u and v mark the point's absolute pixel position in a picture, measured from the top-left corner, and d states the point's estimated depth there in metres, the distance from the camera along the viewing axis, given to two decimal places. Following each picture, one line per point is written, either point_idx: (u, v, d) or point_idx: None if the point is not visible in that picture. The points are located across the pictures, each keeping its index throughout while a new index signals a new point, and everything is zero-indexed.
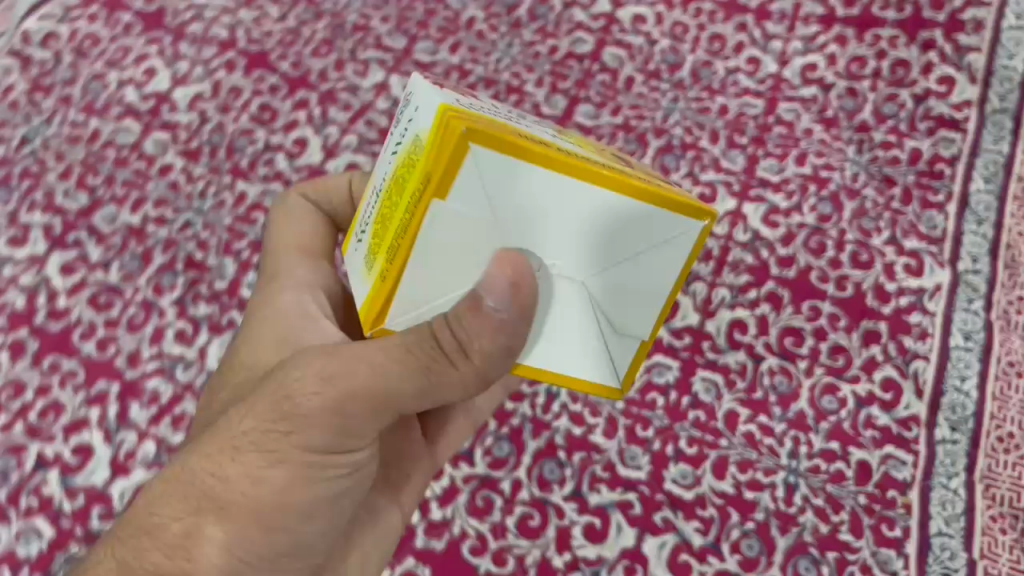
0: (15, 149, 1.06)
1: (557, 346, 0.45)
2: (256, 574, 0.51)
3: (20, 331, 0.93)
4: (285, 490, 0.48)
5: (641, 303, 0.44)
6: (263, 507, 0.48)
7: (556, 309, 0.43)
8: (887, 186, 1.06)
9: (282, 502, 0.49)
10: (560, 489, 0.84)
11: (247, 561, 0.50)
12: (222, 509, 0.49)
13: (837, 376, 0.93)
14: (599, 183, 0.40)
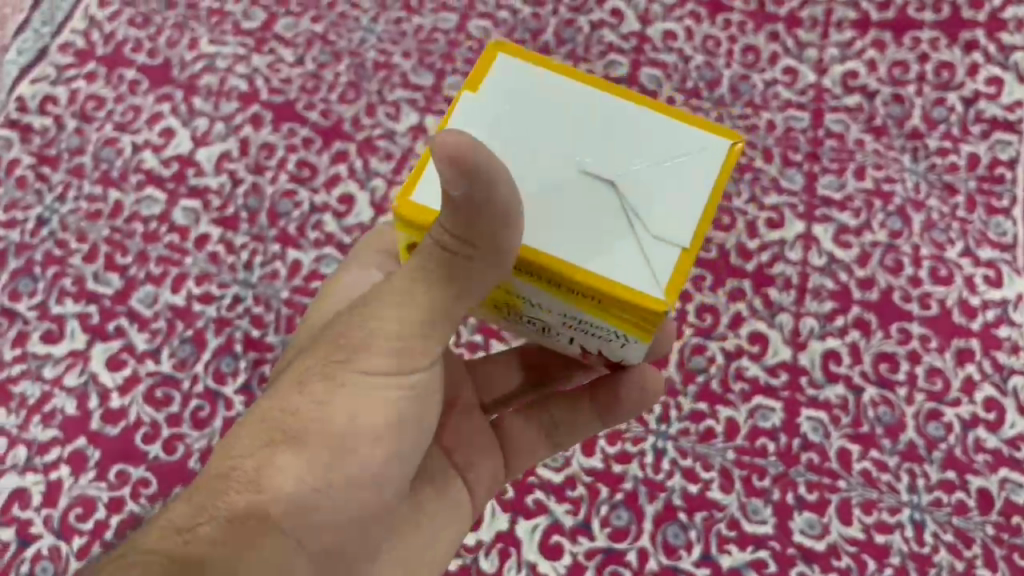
0: (33, 233, 0.96)
1: (591, 246, 0.44)
2: (334, 506, 0.50)
3: (77, 441, 0.86)
4: (352, 416, 0.49)
5: (674, 206, 0.45)
6: (335, 436, 0.49)
7: (579, 196, 0.45)
8: (949, 194, 1.03)
9: (352, 431, 0.49)
10: (689, 554, 0.82)
11: (322, 489, 0.49)
12: (297, 438, 0.49)
13: (939, 401, 0.90)
14: (601, 87, 0.48)
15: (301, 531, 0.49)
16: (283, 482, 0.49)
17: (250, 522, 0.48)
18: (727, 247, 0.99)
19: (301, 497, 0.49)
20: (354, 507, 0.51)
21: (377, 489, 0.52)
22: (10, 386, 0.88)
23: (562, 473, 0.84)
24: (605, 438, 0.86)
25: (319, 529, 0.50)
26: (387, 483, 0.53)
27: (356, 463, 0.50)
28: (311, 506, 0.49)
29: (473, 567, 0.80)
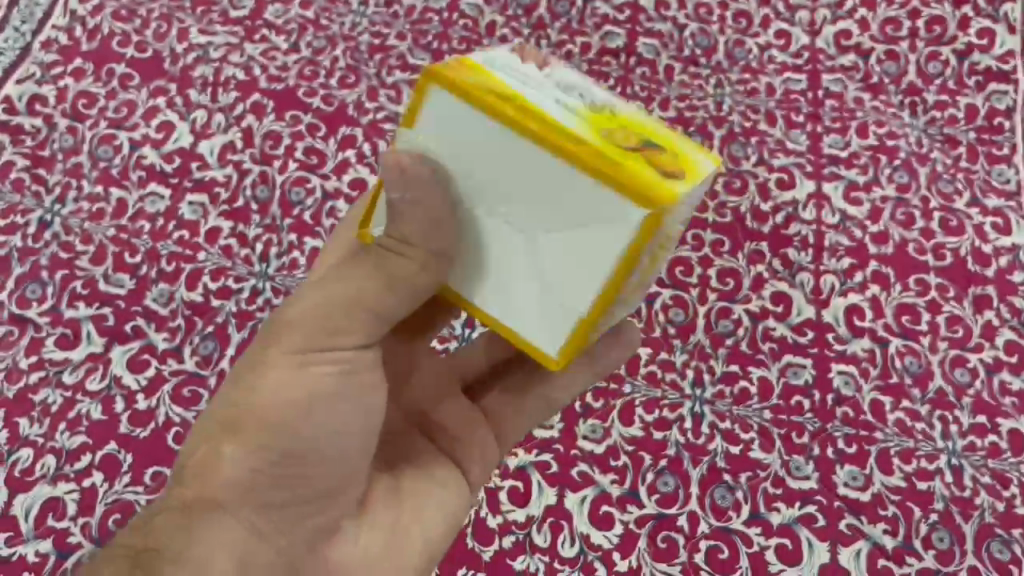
0: (36, 237, 0.93)
1: (503, 294, 0.46)
2: (285, 484, 0.48)
3: (107, 445, 0.84)
4: (281, 394, 0.48)
5: (582, 277, 0.43)
6: (264, 415, 0.47)
7: (496, 254, 0.45)
8: (950, 146, 1.04)
9: (284, 408, 0.47)
10: (738, 514, 0.82)
11: (266, 471, 0.47)
12: (233, 426, 0.48)
13: (962, 347, 0.91)
14: (534, 133, 0.41)
15: (248, 512, 0.47)
16: (223, 467, 0.47)
17: (192, 509, 0.46)
18: (741, 211, 0.99)
19: (238, 478, 0.47)
20: (300, 484, 0.48)
21: (325, 464, 0.49)
22: (30, 396, 0.86)
23: (603, 445, 0.85)
24: (642, 407, 0.87)
25: (266, 511, 0.47)
26: (334, 457, 0.49)
27: (295, 437, 0.48)
28: (254, 487, 0.47)
29: (527, 543, 0.81)
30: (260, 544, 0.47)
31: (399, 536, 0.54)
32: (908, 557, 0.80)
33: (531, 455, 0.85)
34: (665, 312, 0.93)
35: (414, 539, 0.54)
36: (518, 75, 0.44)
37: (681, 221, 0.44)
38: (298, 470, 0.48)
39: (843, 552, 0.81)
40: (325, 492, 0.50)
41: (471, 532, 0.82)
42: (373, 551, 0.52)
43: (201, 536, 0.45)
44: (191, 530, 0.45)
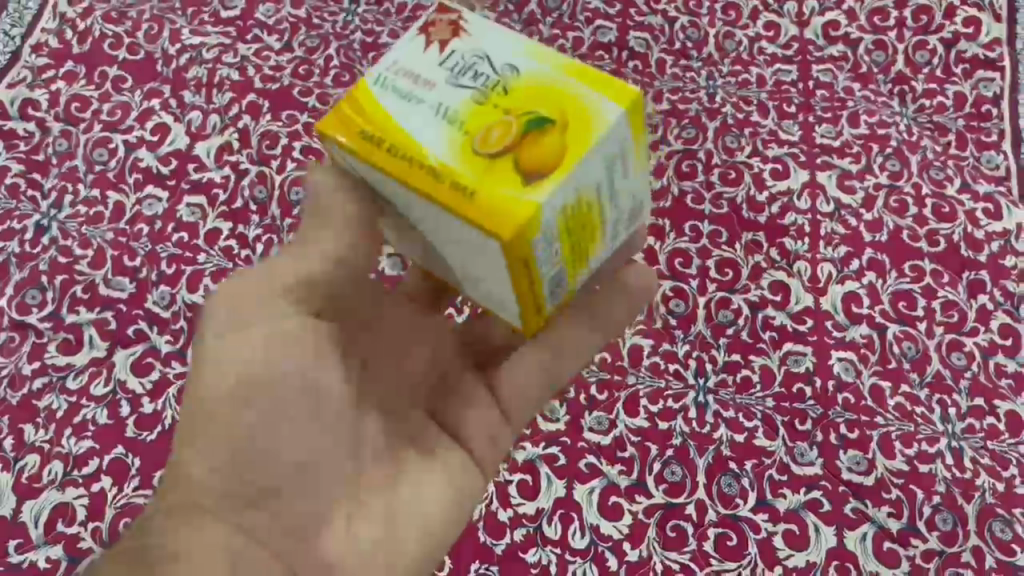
0: (33, 242, 0.94)
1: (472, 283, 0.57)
2: (259, 477, 0.54)
3: (114, 449, 0.84)
4: (227, 399, 0.55)
5: (496, 279, 0.52)
6: (220, 421, 0.55)
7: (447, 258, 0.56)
8: (940, 134, 1.04)
9: (237, 415, 0.55)
10: (745, 502, 0.84)
11: (238, 467, 0.54)
12: (203, 433, 0.55)
13: (958, 332, 0.92)
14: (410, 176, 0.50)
15: (228, 512, 0.54)
16: (191, 474, 0.54)
17: (175, 513, 0.53)
18: (737, 202, 0.99)
19: (205, 479, 0.54)
20: (265, 479, 0.54)
21: (285, 458, 0.54)
22: (35, 401, 0.87)
23: (610, 436, 0.87)
24: (647, 398, 0.89)
25: (243, 511, 0.54)
26: (292, 450, 0.55)
27: (248, 440, 0.54)
28: (225, 489, 0.54)
29: (538, 536, 0.83)
30: (242, 538, 0.53)
31: (392, 524, 0.57)
32: (913, 539, 0.82)
33: (539, 449, 0.87)
34: (665, 304, 0.94)
35: (408, 522, 0.57)
36: (418, 90, 0.52)
37: (591, 187, 0.50)
38: (257, 468, 0.54)
39: (850, 535, 0.82)
40: (296, 485, 0.55)
41: (483, 526, 0.84)
42: (368, 541, 0.56)
43: (190, 536, 0.52)
44: (178, 532, 0.52)
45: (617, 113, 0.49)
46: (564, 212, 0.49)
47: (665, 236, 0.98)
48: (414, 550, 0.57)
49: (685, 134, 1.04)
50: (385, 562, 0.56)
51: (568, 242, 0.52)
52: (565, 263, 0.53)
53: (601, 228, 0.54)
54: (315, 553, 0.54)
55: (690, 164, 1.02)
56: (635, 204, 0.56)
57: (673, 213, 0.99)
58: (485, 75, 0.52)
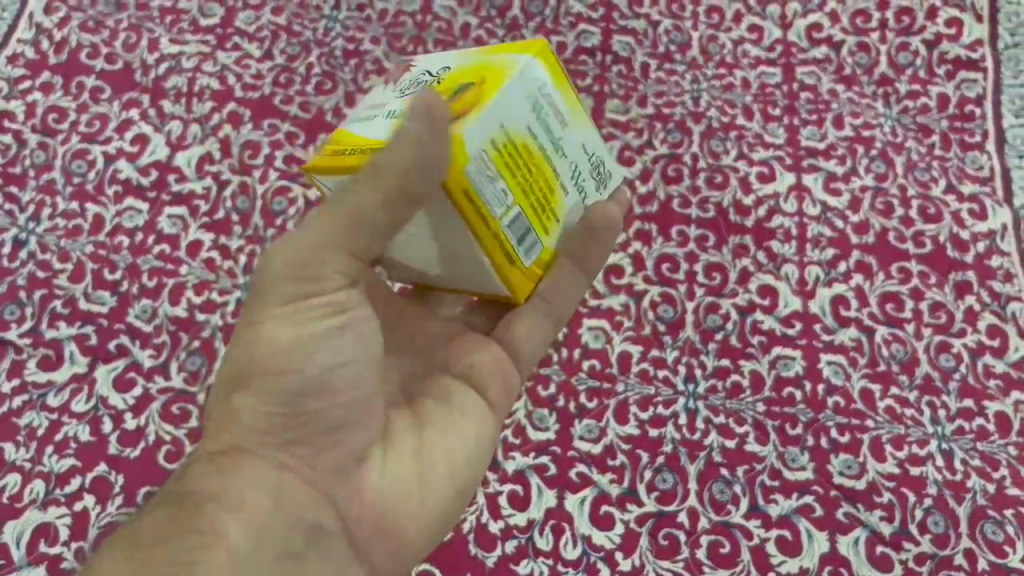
0: (11, 256, 0.93)
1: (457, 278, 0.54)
2: (302, 422, 0.49)
3: (97, 467, 0.83)
4: (266, 341, 0.49)
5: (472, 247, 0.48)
6: (261, 362, 0.49)
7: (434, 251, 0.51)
8: (923, 135, 1.03)
9: (281, 352, 0.49)
10: (737, 508, 0.84)
11: (280, 413, 0.49)
12: (240, 379, 0.50)
13: (946, 333, 0.92)
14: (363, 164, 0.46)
15: (272, 449, 0.50)
16: (235, 411, 0.50)
17: (222, 455, 0.49)
18: (724, 205, 0.99)
19: (246, 417, 0.50)
20: (313, 416, 0.49)
21: (331, 396, 0.50)
22: (14, 419, 0.85)
23: (600, 444, 0.86)
24: (636, 405, 0.88)
25: (289, 448, 0.50)
26: (340, 383, 0.50)
27: (291, 373, 0.49)
28: (269, 428, 0.49)
29: (530, 547, 0.82)
30: (289, 475, 0.50)
31: (430, 471, 0.53)
32: (905, 543, 0.82)
33: (529, 459, 0.86)
34: (653, 309, 0.93)
35: (443, 468, 0.54)
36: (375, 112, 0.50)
37: (519, 126, 0.47)
38: (301, 405, 0.49)
39: (842, 540, 0.82)
40: (344, 420, 0.50)
41: (473, 538, 0.83)
42: (406, 483, 0.53)
43: (237, 481, 0.49)
44: (226, 475, 0.49)
45: (523, 56, 0.48)
46: (494, 146, 0.46)
47: (653, 240, 0.97)
48: (446, 491, 0.54)
49: (671, 137, 1.02)
50: (422, 504, 0.53)
51: (515, 182, 0.47)
52: (522, 203, 0.48)
53: (552, 171, 0.50)
54: (358, 490, 0.51)
55: (676, 169, 1.01)
56: (592, 158, 0.53)
57: (660, 218, 0.98)
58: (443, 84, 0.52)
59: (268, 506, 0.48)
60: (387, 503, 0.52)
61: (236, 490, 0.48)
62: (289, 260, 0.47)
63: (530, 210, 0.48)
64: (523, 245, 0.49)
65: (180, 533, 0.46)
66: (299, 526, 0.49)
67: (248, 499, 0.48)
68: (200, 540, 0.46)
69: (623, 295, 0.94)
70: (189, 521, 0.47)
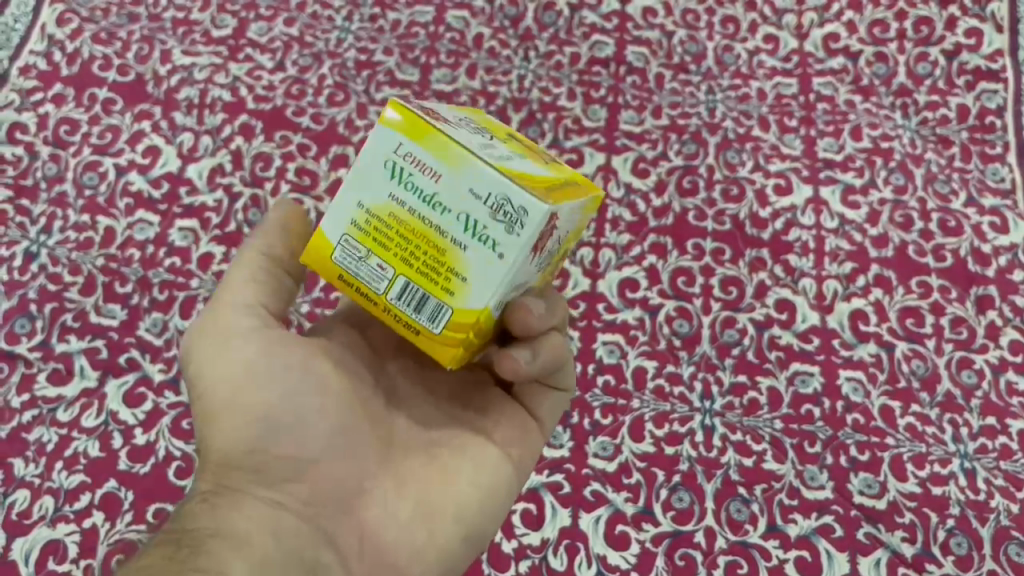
0: (22, 269, 0.92)
1: None
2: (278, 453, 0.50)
3: (107, 483, 0.82)
4: (227, 383, 0.51)
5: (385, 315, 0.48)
6: (230, 400, 0.50)
7: None
8: (943, 146, 1.01)
9: (254, 391, 0.50)
10: (755, 528, 0.82)
11: (253, 447, 0.50)
12: (218, 416, 0.51)
13: (967, 349, 0.90)
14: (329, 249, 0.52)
15: (262, 488, 0.49)
16: (219, 454, 0.50)
17: (211, 499, 0.48)
18: (740, 218, 0.97)
19: (229, 455, 0.50)
20: (294, 449, 0.50)
21: (311, 429, 0.50)
22: (24, 434, 0.85)
23: (615, 462, 0.85)
24: (652, 422, 0.87)
25: (279, 487, 0.49)
26: (317, 418, 0.51)
27: (268, 409, 0.50)
28: (252, 464, 0.50)
29: (543, 567, 0.81)
30: (282, 513, 0.49)
31: (425, 503, 0.52)
32: (928, 564, 0.81)
33: (543, 477, 0.84)
34: (669, 324, 0.91)
35: (443, 502, 0.52)
36: None
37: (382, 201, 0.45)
38: (282, 439, 0.50)
39: (863, 561, 0.81)
40: (324, 450, 0.50)
41: (487, 559, 0.81)
42: (403, 517, 0.51)
43: (230, 519, 0.47)
44: (219, 516, 0.47)
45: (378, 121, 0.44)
46: (355, 227, 0.46)
47: (667, 253, 0.95)
48: (451, 532, 0.52)
49: (686, 149, 1.01)
50: (425, 538, 0.51)
51: (390, 258, 0.45)
52: (405, 271, 0.45)
53: (444, 237, 0.44)
54: (355, 525, 0.50)
55: (691, 180, 0.99)
56: (490, 201, 0.43)
57: (675, 231, 0.96)
58: (494, 136, 0.49)
59: (268, 542, 0.47)
60: (384, 539, 0.50)
61: (230, 528, 0.46)
62: (205, 333, 0.52)
63: (422, 278, 0.45)
64: (416, 315, 0.46)
65: (186, 572, 0.42)
66: (301, 561, 0.47)
67: (248, 535, 0.46)
68: (204, 574, 0.42)
69: (638, 310, 0.92)
70: (188, 561, 0.43)
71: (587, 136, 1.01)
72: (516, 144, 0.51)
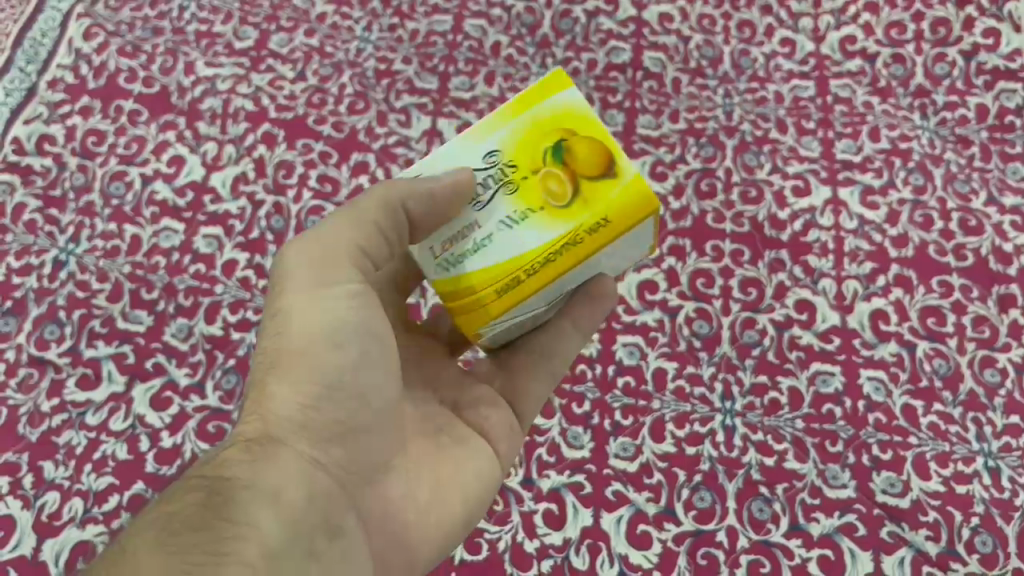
0: (51, 277, 0.94)
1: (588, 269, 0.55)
2: (328, 416, 0.52)
3: (134, 485, 0.84)
4: (306, 331, 0.52)
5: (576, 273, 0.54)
6: (299, 352, 0.52)
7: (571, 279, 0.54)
8: (963, 146, 1.00)
9: (322, 345, 0.52)
10: (777, 527, 0.83)
11: (308, 407, 0.52)
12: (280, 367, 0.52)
13: (990, 348, 0.90)
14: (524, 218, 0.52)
15: (304, 445, 0.52)
16: (274, 402, 0.52)
17: (254, 447, 0.50)
18: (759, 219, 0.97)
19: (284, 408, 0.52)
20: (348, 416, 0.53)
21: (366, 402, 0.53)
22: (53, 438, 0.87)
23: (636, 462, 0.86)
24: (673, 423, 0.87)
25: (318, 446, 0.52)
26: (373, 390, 0.54)
27: (332, 369, 0.52)
28: (303, 423, 0.52)
29: (566, 566, 0.82)
30: (316, 472, 0.51)
31: (438, 481, 0.58)
32: (953, 563, 0.81)
33: (564, 477, 0.85)
34: (688, 325, 0.92)
35: (455, 485, 0.58)
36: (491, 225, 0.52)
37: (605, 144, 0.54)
38: (342, 405, 0.53)
39: (887, 560, 0.81)
40: (370, 424, 0.54)
41: (509, 558, 0.82)
42: (419, 490, 0.57)
43: (269, 470, 0.49)
44: (258, 464, 0.49)
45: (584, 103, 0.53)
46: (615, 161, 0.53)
47: (686, 255, 0.95)
48: (455, 506, 0.58)
49: (703, 152, 1.01)
50: (433, 515, 0.57)
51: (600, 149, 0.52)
52: None
53: None
54: (376, 495, 0.55)
55: (709, 183, 0.99)
56: None
57: (694, 233, 0.97)
58: (503, 189, 0.52)
59: (299, 499, 0.49)
60: (399, 509, 0.56)
61: (268, 482, 0.49)
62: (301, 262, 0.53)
63: None
64: None
65: (214, 522, 0.45)
66: (324, 523, 0.51)
67: (279, 490, 0.49)
68: (236, 525, 0.45)
69: (657, 311, 0.92)
70: (222, 510, 0.46)
71: None
72: (539, 186, 0.52)
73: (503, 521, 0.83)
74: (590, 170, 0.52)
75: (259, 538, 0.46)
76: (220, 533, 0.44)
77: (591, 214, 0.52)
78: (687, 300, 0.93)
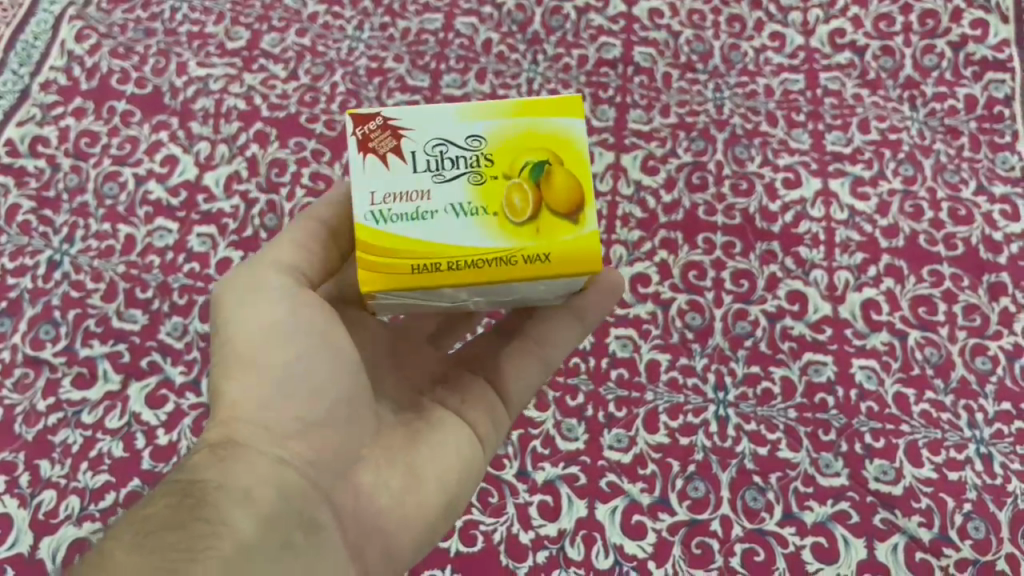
0: (46, 277, 0.94)
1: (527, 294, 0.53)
2: (287, 417, 0.53)
3: (131, 482, 0.85)
4: (247, 340, 0.53)
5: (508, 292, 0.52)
6: (247, 361, 0.53)
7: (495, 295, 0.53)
8: (953, 137, 1.01)
9: (262, 352, 0.53)
10: (771, 515, 0.83)
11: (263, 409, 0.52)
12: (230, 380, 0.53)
13: (981, 336, 0.90)
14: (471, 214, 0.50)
15: (266, 445, 0.52)
16: (230, 409, 0.52)
17: (218, 449, 0.51)
18: (750, 211, 0.98)
19: (241, 411, 0.52)
20: (307, 412, 0.53)
21: (324, 399, 0.54)
22: (49, 437, 0.87)
23: (630, 453, 0.86)
24: (666, 414, 0.88)
25: (282, 443, 0.52)
26: (327, 386, 0.54)
27: (276, 370, 0.53)
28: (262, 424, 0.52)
29: (561, 558, 0.82)
30: (286, 468, 0.51)
31: (414, 472, 0.57)
32: (946, 548, 0.82)
33: (559, 469, 0.85)
34: (681, 317, 0.92)
35: (432, 471, 0.58)
36: (424, 205, 0.50)
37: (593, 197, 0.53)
38: (299, 403, 0.53)
39: (880, 547, 0.82)
40: (333, 418, 0.54)
41: (505, 549, 0.82)
42: (396, 483, 0.56)
43: (238, 470, 0.49)
44: (224, 465, 0.50)
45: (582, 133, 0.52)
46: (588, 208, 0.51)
47: (678, 248, 0.96)
48: (434, 494, 0.57)
49: (694, 146, 1.01)
50: (413, 507, 0.56)
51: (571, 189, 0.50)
52: None
53: None
54: (351, 489, 0.54)
55: (700, 176, 1.00)
56: None
57: (686, 225, 0.97)
58: (469, 176, 0.51)
59: (270, 495, 0.49)
60: (378, 503, 0.55)
61: (236, 481, 0.49)
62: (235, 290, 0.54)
63: None
64: None
65: (192, 521, 0.45)
66: (300, 518, 0.50)
67: (250, 489, 0.49)
68: (211, 523, 0.45)
69: (650, 303, 0.93)
70: (195, 510, 0.46)
71: (596, 135, 1.02)
72: (504, 193, 0.51)
73: (498, 513, 0.84)
74: (558, 204, 0.50)
75: (234, 536, 0.45)
76: (193, 531, 0.44)
77: (529, 239, 0.50)
78: (680, 293, 0.93)
